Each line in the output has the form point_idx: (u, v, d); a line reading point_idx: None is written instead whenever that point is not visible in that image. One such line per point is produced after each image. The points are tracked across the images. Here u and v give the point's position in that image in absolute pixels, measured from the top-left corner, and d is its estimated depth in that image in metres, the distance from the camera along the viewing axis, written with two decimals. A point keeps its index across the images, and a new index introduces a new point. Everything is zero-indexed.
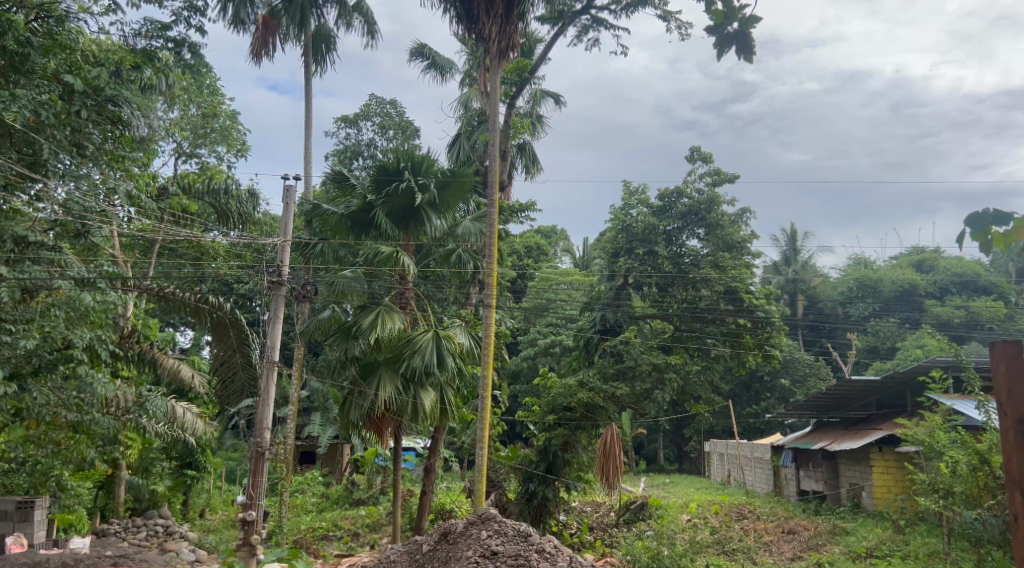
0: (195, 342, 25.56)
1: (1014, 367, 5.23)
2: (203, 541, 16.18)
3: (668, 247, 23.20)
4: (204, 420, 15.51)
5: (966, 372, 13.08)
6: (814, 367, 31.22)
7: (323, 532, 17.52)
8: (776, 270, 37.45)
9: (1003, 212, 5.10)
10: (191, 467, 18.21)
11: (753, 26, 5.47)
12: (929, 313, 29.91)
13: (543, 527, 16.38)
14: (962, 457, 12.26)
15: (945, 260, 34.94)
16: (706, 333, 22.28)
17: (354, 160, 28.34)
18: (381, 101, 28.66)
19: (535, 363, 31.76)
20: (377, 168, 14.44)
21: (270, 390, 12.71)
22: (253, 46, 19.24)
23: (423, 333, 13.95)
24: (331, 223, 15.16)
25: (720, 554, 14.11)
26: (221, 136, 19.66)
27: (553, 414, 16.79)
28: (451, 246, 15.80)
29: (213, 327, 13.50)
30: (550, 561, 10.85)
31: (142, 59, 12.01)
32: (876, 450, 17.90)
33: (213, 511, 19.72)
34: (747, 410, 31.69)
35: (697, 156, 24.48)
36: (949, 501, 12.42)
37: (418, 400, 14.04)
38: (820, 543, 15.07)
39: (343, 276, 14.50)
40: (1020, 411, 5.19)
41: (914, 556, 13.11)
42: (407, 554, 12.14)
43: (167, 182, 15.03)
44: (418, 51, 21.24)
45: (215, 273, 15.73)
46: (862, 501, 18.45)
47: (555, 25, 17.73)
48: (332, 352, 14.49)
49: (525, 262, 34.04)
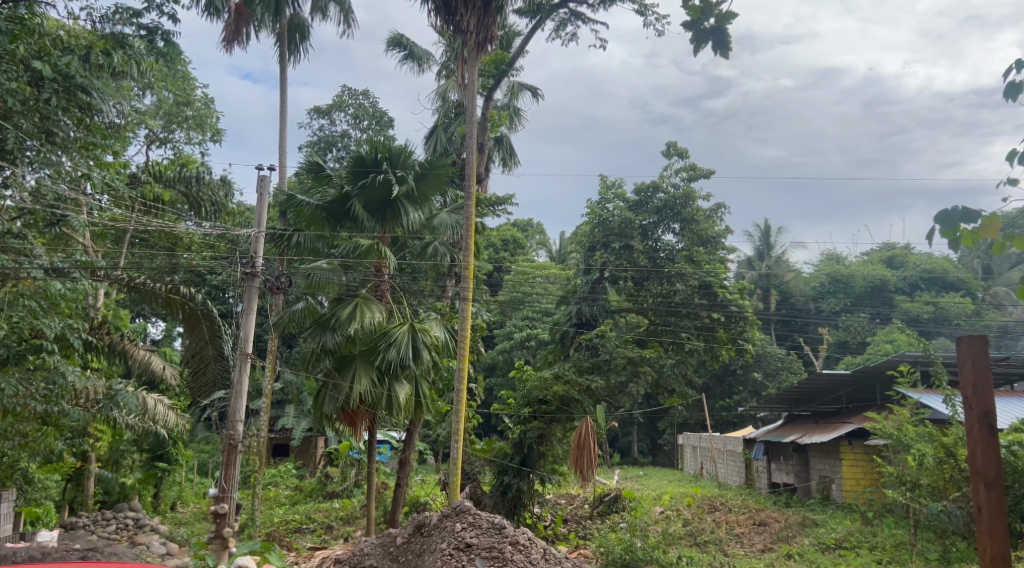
0: (167, 334, 25.32)
1: (980, 362, 5.28)
2: (174, 534, 16.09)
3: (645, 241, 23.61)
4: (176, 412, 15.34)
5: (934, 367, 13.30)
6: (787, 361, 31.58)
7: (296, 525, 17.47)
8: (749, 265, 37.83)
9: (972, 210, 5.19)
10: (163, 460, 18.12)
11: (729, 22, 5.52)
12: (900, 309, 30.44)
13: (517, 519, 16.43)
14: (928, 450, 12.48)
15: (915, 257, 35.54)
16: (682, 327, 21.77)
17: (329, 151, 28.25)
18: (355, 92, 28.48)
19: (510, 356, 31.89)
20: (355, 158, 14.37)
21: (243, 382, 12.65)
22: (227, 35, 18.96)
23: (399, 326, 14.01)
24: (305, 214, 14.96)
25: (692, 546, 14.24)
26: (195, 124, 19.48)
27: (528, 406, 16.81)
28: (428, 239, 15.79)
29: (185, 318, 13.36)
30: (524, 554, 10.90)
31: (112, 45, 11.90)
32: (845, 443, 18.19)
33: (184, 504, 19.61)
34: (720, 403, 32.00)
35: (673, 151, 24.58)
36: (916, 493, 12.71)
37: (393, 392, 13.99)
38: (791, 535, 15.23)
39: (320, 267, 14.43)
40: (985, 405, 5.27)
41: (882, 547, 13.35)
42: (380, 547, 11.95)
43: (138, 170, 14.87)
44: (395, 41, 21.12)
45: (187, 263, 15.60)
46: (832, 494, 18.67)
47: (534, 19, 17.76)
48: (307, 344, 14.43)
49: (501, 256, 34.13)
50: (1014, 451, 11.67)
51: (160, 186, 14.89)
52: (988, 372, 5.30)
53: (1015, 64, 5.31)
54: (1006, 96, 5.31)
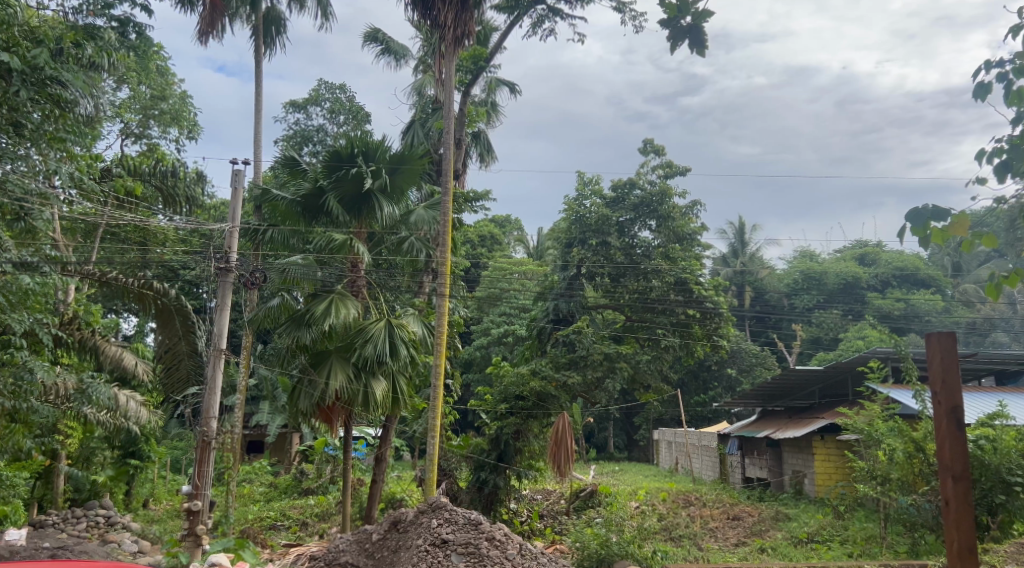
0: (140, 329, 25.03)
1: (948, 358, 5.32)
2: (147, 532, 15.97)
3: (621, 238, 23.77)
4: (149, 409, 15.16)
5: (905, 363, 13.43)
6: (761, 356, 31.69)
7: (270, 522, 17.39)
8: (724, 262, 38.10)
9: (942, 208, 5.25)
10: (134, 457, 17.80)
11: (705, 21, 5.55)
12: (872, 306, 31.00)
13: (494, 515, 16.49)
14: (898, 445, 12.60)
15: (887, 254, 36.04)
16: (657, 324, 21.93)
17: (304, 145, 28.08)
18: (331, 85, 28.34)
19: (488, 352, 31.90)
20: (330, 153, 14.35)
21: (217, 378, 12.56)
22: (201, 27, 18.65)
23: (375, 322, 13.99)
24: (280, 209, 14.85)
25: (667, 541, 14.32)
26: (172, 118, 19.28)
27: (506, 402, 16.79)
28: (405, 234, 15.74)
29: (157, 313, 13.23)
30: (501, 549, 10.91)
31: (83, 37, 11.87)
32: (818, 438, 18.36)
33: (157, 501, 19.45)
34: (695, 398, 32.30)
35: (650, 148, 24.70)
36: (886, 488, 12.87)
37: (369, 389, 13.92)
38: (764, 529, 15.41)
39: (294, 263, 14.10)
40: (953, 400, 5.31)
41: (853, 540, 13.53)
42: (356, 544, 11.90)
43: (111, 164, 14.66)
44: (372, 35, 21.02)
45: (159, 257, 15.43)
46: (804, 488, 18.88)
47: (511, 14, 17.74)
48: (282, 340, 14.29)
49: (478, 251, 34.17)
50: (981, 445, 11.86)
51: (134, 180, 14.70)
52: (956, 366, 5.34)
53: (984, 65, 5.37)
54: (974, 98, 5.37)
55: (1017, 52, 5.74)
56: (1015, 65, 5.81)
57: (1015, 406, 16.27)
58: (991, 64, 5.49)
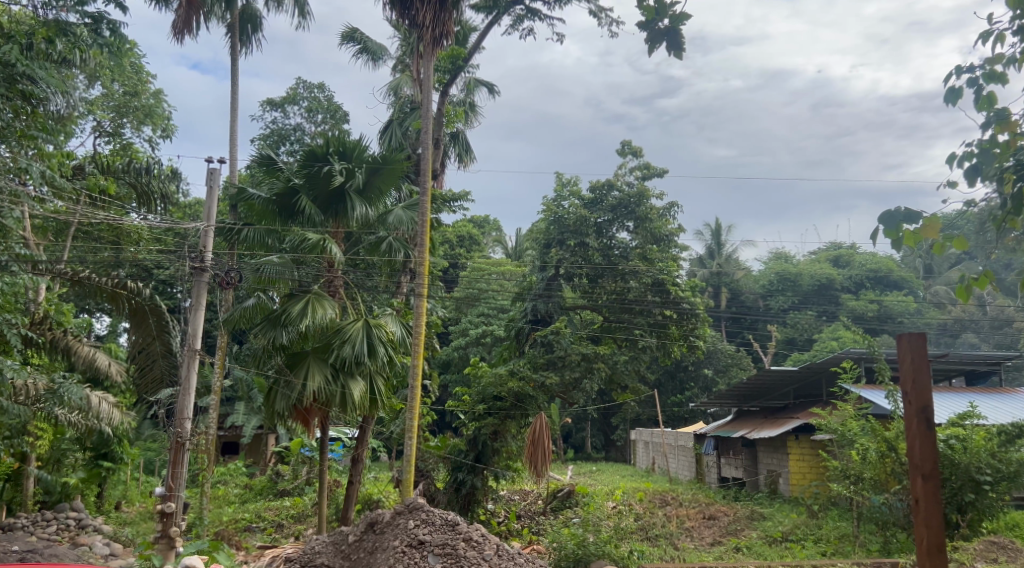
0: (113, 329, 24.73)
1: (919, 359, 5.34)
2: (118, 534, 15.82)
3: (599, 239, 23.84)
4: (121, 410, 14.99)
5: (877, 363, 13.56)
6: (737, 357, 31.92)
7: (245, 524, 17.26)
8: (700, 263, 38.19)
9: (913, 211, 5.32)
10: (107, 459, 17.57)
11: (683, 23, 5.57)
12: (845, 307, 31.43)
13: (471, 516, 16.43)
14: (871, 444, 12.72)
15: (861, 256, 36.35)
16: (635, 325, 22.18)
17: (281, 144, 27.92)
18: (310, 85, 28.19)
19: (465, 353, 31.86)
20: (307, 151, 14.27)
21: (191, 379, 12.43)
22: (177, 24, 18.46)
23: (353, 323, 13.92)
24: (255, 208, 14.74)
25: (643, 540, 14.32)
26: (146, 115, 19.10)
27: (483, 403, 16.78)
28: (382, 234, 15.66)
29: (131, 313, 13.09)
30: (478, 550, 10.93)
31: (55, 32, 11.74)
32: (793, 438, 18.53)
33: (129, 503, 19.23)
34: (672, 399, 32.50)
35: (628, 149, 24.79)
36: (859, 487, 12.99)
37: (347, 389, 13.88)
38: (739, 528, 15.52)
39: (270, 262, 13.97)
40: (923, 400, 5.35)
41: (826, 539, 13.65)
42: (332, 545, 11.84)
43: (84, 161, 14.47)
44: (349, 34, 20.93)
45: (133, 256, 15.28)
46: (779, 488, 19.03)
47: (490, 14, 17.72)
48: (257, 341, 14.15)
49: (457, 252, 34.18)
50: (951, 445, 12.01)
51: (107, 177, 14.47)
52: (926, 367, 5.37)
53: (953, 70, 5.50)
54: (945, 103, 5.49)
55: (988, 56, 5.90)
56: (985, 71, 5.94)
57: (984, 406, 16.52)
58: (962, 69, 5.64)
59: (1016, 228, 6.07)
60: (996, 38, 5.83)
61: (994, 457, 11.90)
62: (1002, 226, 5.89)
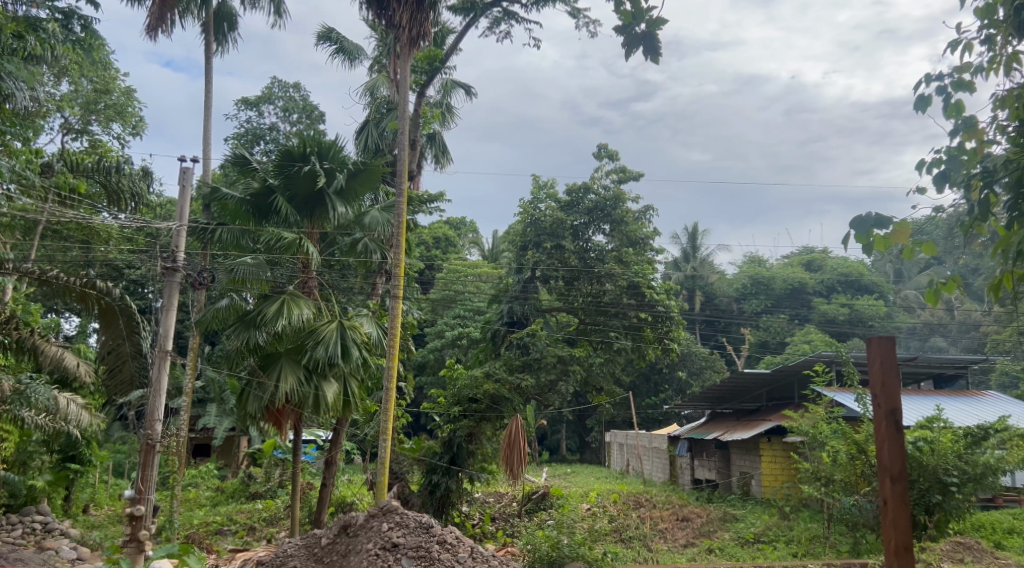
0: (82, 330, 24.37)
1: (888, 362, 5.37)
2: (86, 538, 15.60)
3: (576, 241, 23.75)
4: (90, 412, 14.77)
5: (847, 367, 13.73)
6: (710, 360, 32.15)
7: (216, 527, 17.06)
8: (675, 267, 38.30)
9: (884, 216, 5.38)
10: (74, 461, 17.29)
11: (659, 28, 5.61)
12: (817, 311, 31.71)
13: (445, 519, 16.36)
14: (841, 446, 12.84)
15: (833, 259, 36.69)
16: (610, 327, 22.15)
17: (256, 144, 27.71)
18: (285, 84, 27.99)
19: (441, 355, 31.81)
20: (282, 151, 14.15)
21: (162, 381, 12.27)
22: (150, 21, 18.23)
23: (327, 324, 13.83)
24: (228, 207, 14.58)
25: (617, 542, 14.34)
26: (116, 113, 18.87)
27: (458, 405, 16.73)
28: (358, 235, 15.60)
29: (100, 313, 12.92)
30: (451, 553, 10.91)
31: (24, 28, 11.69)
32: (765, 440, 18.69)
33: (97, 506, 18.95)
34: (646, 401, 32.62)
35: (604, 153, 24.89)
36: (830, 488, 13.09)
37: (320, 391, 13.81)
38: (712, 530, 15.60)
39: (244, 262, 13.80)
40: (892, 402, 5.38)
41: (797, 540, 13.77)
42: (305, 548, 11.74)
43: (53, 159, 14.26)
44: (325, 34, 20.83)
45: (103, 256, 15.09)
46: (751, 490, 19.15)
47: (467, 16, 17.69)
48: (230, 342, 13.98)
49: (432, 254, 34.18)
50: (919, 447, 12.15)
51: (76, 176, 14.26)
52: (895, 371, 5.40)
53: (923, 79, 6.06)
54: (917, 110, 6.09)
55: (956, 65, 6.10)
56: (953, 79, 6.11)
57: (952, 408, 16.74)
58: (932, 77, 6.12)
59: (983, 234, 6.11)
60: (963, 49, 6.13)
61: (961, 459, 12.07)
62: (970, 232, 5.95)
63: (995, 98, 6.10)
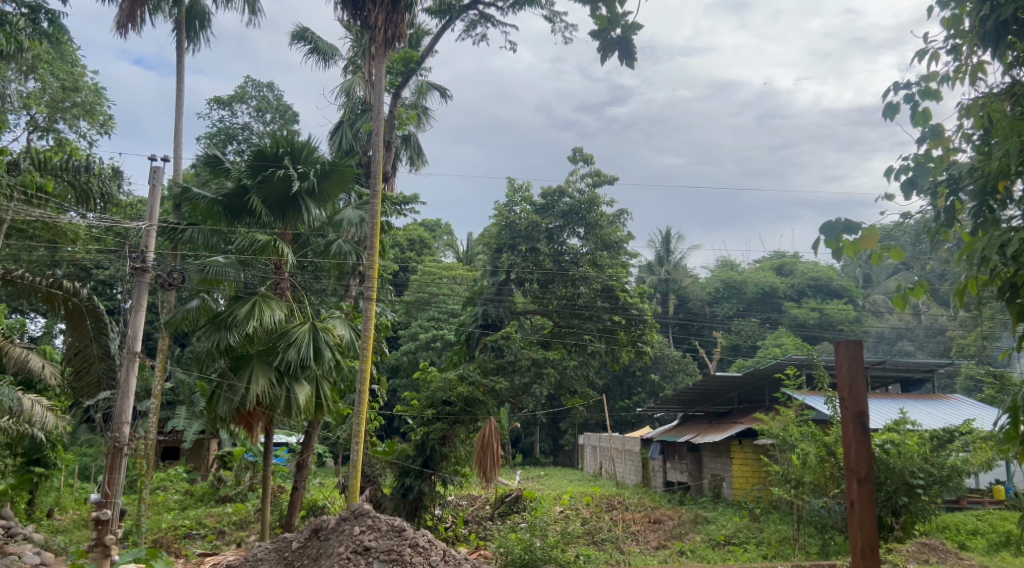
0: (48, 331, 23.97)
1: (856, 366, 5.37)
2: (50, 543, 15.32)
3: (550, 244, 23.84)
4: (55, 414, 14.52)
5: (817, 370, 13.87)
6: (683, 363, 32.37)
7: (185, 530, 16.84)
8: (649, 271, 38.27)
9: (853, 222, 5.42)
10: (39, 465, 16.95)
11: (634, 33, 5.60)
12: (788, 315, 32.03)
13: (418, 522, 16.28)
14: (811, 449, 13.07)
15: (804, 265, 37.13)
16: (584, 330, 21.99)
17: (228, 144, 27.46)
18: (258, 84, 27.76)
19: (415, 357, 31.71)
20: (255, 152, 14.04)
21: (130, 383, 12.09)
22: (120, 18, 17.97)
23: (299, 326, 13.71)
24: (200, 208, 14.37)
25: (589, 544, 14.37)
26: (84, 111, 18.60)
27: (432, 407, 16.65)
28: (331, 237, 15.53)
29: (67, 314, 12.73)
30: (424, 556, 10.84)
31: None
32: (736, 443, 18.83)
33: (62, 511, 18.65)
34: (619, 404, 32.63)
35: (579, 156, 24.96)
36: (799, 491, 13.22)
37: (292, 394, 13.71)
38: (684, 532, 15.68)
39: (215, 262, 13.69)
40: (859, 405, 5.38)
41: (767, 542, 13.82)
42: (275, 552, 11.58)
43: (19, 157, 14.00)
44: (300, 34, 20.68)
45: (70, 257, 14.87)
46: (723, 491, 19.29)
47: (443, 18, 17.68)
48: (200, 344, 13.80)
49: (407, 255, 34.05)
50: (887, 449, 12.26)
51: (43, 175, 14.02)
52: (862, 374, 5.41)
53: (891, 87, 6.14)
54: (886, 117, 6.16)
55: (923, 74, 6.19)
56: (920, 87, 6.20)
57: (918, 412, 16.92)
58: (899, 85, 6.21)
59: (948, 240, 6.19)
60: (929, 58, 6.22)
61: (926, 461, 12.27)
62: (936, 239, 6.03)
63: (961, 106, 6.20)
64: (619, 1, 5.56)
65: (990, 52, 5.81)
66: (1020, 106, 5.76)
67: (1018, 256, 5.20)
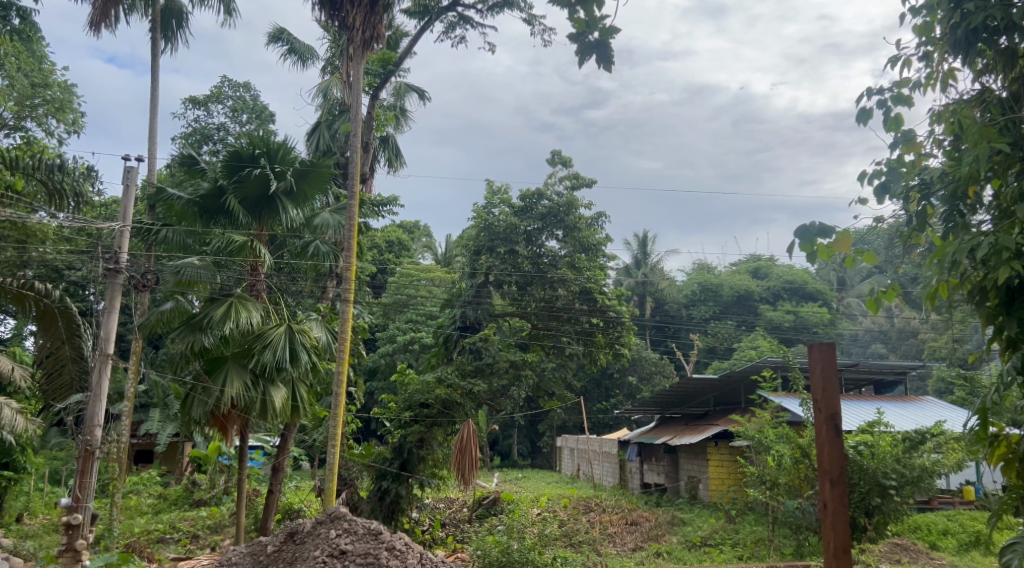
0: (18, 333, 23.60)
1: (828, 369, 5.39)
2: (18, 548, 15.08)
3: (529, 247, 23.81)
4: (25, 417, 14.30)
5: (792, 372, 13.97)
6: (660, 365, 32.51)
7: (158, 535, 16.63)
8: (626, 273, 38.39)
9: (826, 225, 5.45)
10: (8, 468, 16.69)
11: (611, 37, 5.59)
12: (763, 318, 32.30)
13: (395, 525, 16.20)
14: (786, 451, 13.14)
15: (779, 268, 37.44)
16: (562, 332, 22.45)
17: (204, 144, 27.25)
18: (234, 84, 27.55)
19: (392, 360, 31.61)
20: (231, 152, 13.84)
21: (103, 384, 11.91)
22: (93, 16, 17.75)
23: (276, 327, 13.60)
24: (175, 208, 14.23)
25: (567, 546, 14.37)
26: (54, 109, 18.33)
27: (409, 410, 16.56)
28: (308, 237, 15.42)
29: (39, 315, 12.58)
30: (400, 559, 10.76)
31: None
32: (712, 445, 18.92)
33: (32, 515, 18.38)
34: (596, 406, 32.71)
35: (557, 159, 24.99)
36: (774, 492, 13.31)
37: (268, 396, 13.57)
38: (660, 534, 15.71)
39: (190, 263, 13.60)
40: (831, 407, 5.40)
41: (743, 543, 13.88)
42: (250, 556, 11.46)
43: None
44: (276, 35, 20.57)
45: (39, 256, 14.67)
46: (699, 493, 19.38)
47: (422, 20, 17.62)
48: (174, 346, 13.63)
49: (384, 257, 33.89)
50: (860, 451, 12.41)
51: (13, 174, 13.80)
52: (835, 378, 5.44)
53: (866, 93, 6.19)
54: (859, 122, 6.22)
55: (895, 79, 6.26)
56: (893, 93, 6.27)
57: (892, 414, 17.11)
58: (873, 91, 6.27)
59: (920, 244, 6.24)
60: (901, 64, 6.28)
61: (898, 463, 12.36)
62: (908, 243, 6.09)
63: (932, 112, 6.27)
64: (597, 5, 5.56)
65: (961, 59, 5.90)
66: (988, 113, 5.83)
67: (987, 261, 5.23)
